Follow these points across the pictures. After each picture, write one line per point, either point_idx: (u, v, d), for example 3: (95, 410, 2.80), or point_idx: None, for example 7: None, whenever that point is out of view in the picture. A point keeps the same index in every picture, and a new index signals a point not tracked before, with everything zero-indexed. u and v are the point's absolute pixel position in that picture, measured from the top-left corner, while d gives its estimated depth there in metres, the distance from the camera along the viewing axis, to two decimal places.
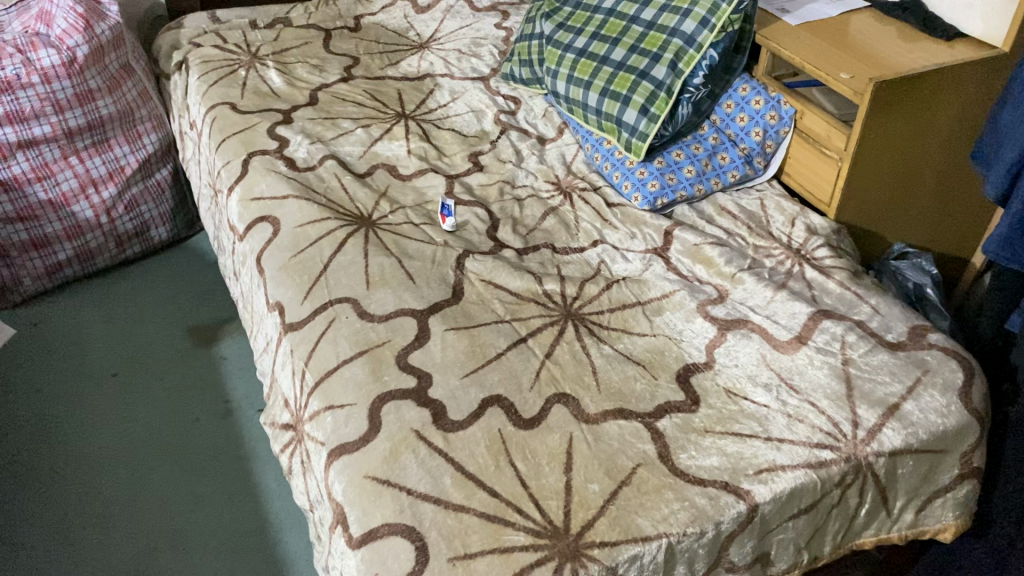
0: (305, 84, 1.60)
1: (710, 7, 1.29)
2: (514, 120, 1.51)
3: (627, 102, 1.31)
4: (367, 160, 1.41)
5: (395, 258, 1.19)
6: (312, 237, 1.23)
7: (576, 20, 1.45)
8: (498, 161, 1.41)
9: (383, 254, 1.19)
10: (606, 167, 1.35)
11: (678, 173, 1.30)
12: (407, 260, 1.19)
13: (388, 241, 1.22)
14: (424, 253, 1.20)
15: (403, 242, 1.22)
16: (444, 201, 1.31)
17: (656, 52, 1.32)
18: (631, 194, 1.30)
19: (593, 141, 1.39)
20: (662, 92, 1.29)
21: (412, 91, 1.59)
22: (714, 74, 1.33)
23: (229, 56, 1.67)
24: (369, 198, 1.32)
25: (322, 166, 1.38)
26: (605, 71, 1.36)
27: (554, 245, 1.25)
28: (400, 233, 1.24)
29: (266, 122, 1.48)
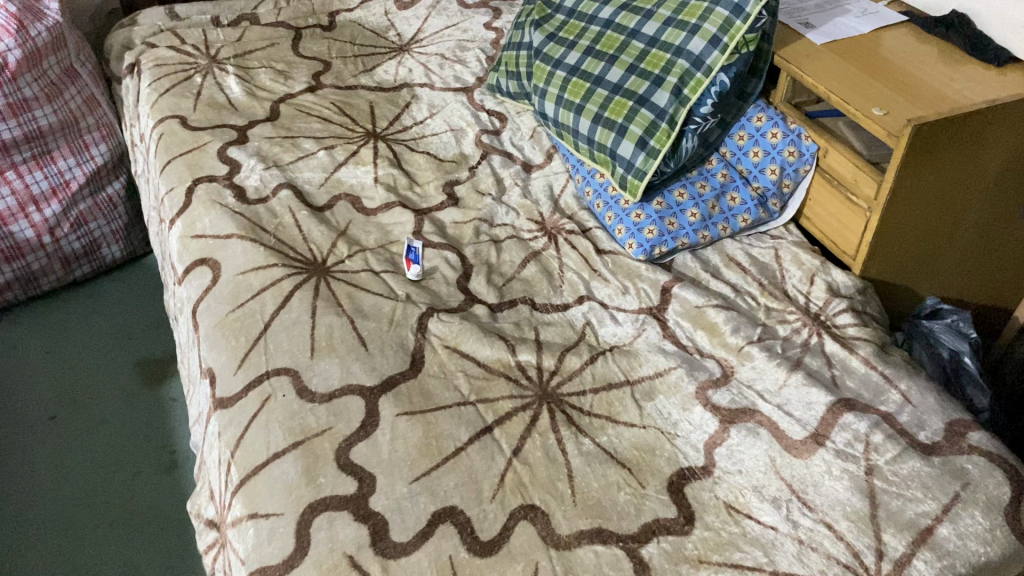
0: (267, 94, 1.43)
1: (721, 24, 1.11)
2: (497, 142, 1.34)
3: (623, 133, 1.13)
4: (328, 190, 1.24)
5: (347, 318, 1.02)
6: (255, 288, 1.07)
7: (569, 31, 1.27)
8: (476, 193, 1.24)
9: (334, 313, 1.03)
10: (598, 206, 1.19)
11: (680, 217, 1.13)
12: (360, 320, 1.02)
13: (342, 295, 1.06)
14: (381, 311, 1.04)
15: (359, 296, 1.06)
16: (411, 243, 1.14)
17: (658, 75, 1.14)
18: (625, 240, 1.13)
19: (586, 173, 1.22)
20: (664, 123, 1.11)
21: (386, 104, 1.41)
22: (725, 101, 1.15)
23: (184, 59, 1.50)
24: (325, 238, 1.15)
25: (275, 197, 1.21)
26: (599, 94, 1.18)
27: (533, 300, 1.08)
28: (357, 284, 1.08)
29: (217, 141, 1.31)
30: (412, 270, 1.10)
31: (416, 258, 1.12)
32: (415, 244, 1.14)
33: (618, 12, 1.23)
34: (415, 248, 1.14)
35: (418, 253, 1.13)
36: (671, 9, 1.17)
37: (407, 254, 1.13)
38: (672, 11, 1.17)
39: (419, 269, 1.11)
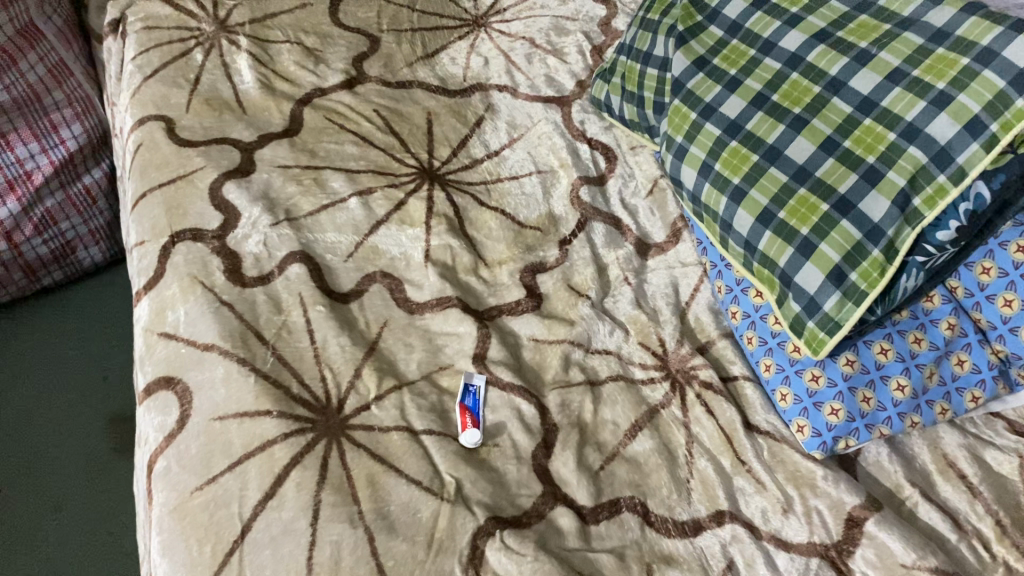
0: (289, 87, 1.04)
1: (990, 101, 0.69)
2: (602, 199, 0.95)
3: (808, 252, 0.74)
4: (358, 265, 0.87)
5: (367, 533, 0.68)
6: (235, 454, 0.72)
7: (729, 59, 0.86)
8: (569, 291, 0.86)
9: (346, 522, 0.68)
10: (750, 341, 0.81)
11: (880, 389, 0.74)
12: (385, 538, 0.67)
13: (363, 480, 0.71)
14: (419, 521, 0.69)
15: (387, 485, 0.71)
16: (469, 380, 0.78)
17: (873, 165, 0.73)
18: (792, 415, 0.75)
19: (732, 283, 0.83)
20: (878, 250, 0.72)
21: (449, 118, 1.01)
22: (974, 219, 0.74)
23: (183, 21, 1.11)
24: (347, 358, 0.79)
25: (282, 276, 0.85)
26: (772, 177, 0.78)
27: (646, 505, 0.72)
28: (386, 460, 0.72)
29: (212, 169, 0.93)
30: (472, 437, 0.75)
31: (478, 412, 0.77)
32: (475, 380, 0.79)
33: (811, 43, 0.81)
34: (476, 386, 0.78)
35: (480, 399, 0.78)
36: (902, 56, 0.75)
37: (463, 396, 0.77)
38: (905, 60, 0.75)
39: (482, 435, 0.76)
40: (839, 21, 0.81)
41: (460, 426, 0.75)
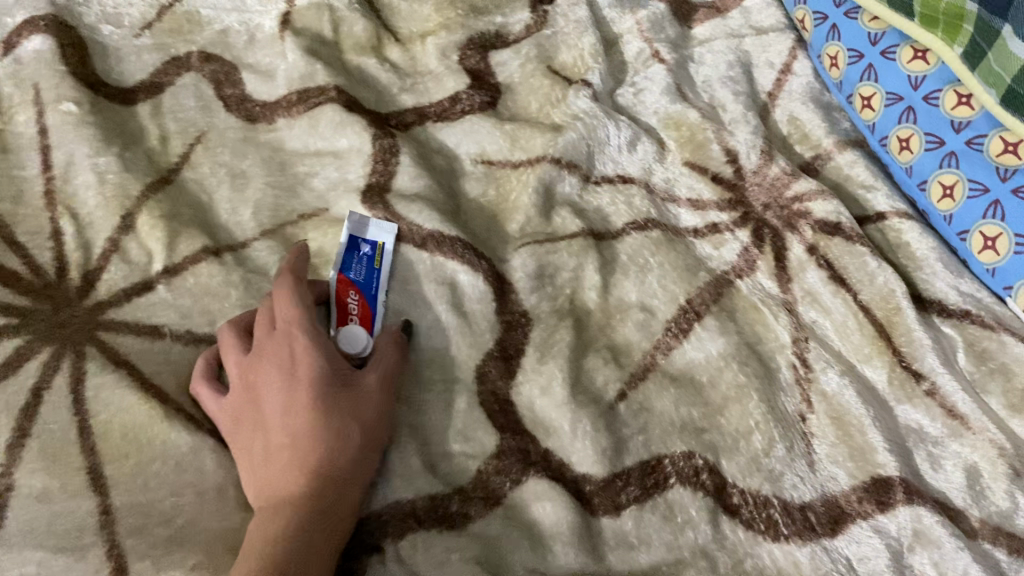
0: None
1: None
2: None
3: None
4: (160, 43, 0.47)
5: (112, 562, 0.31)
6: None
7: None
8: (549, 77, 0.47)
9: (72, 536, 0.31)
10: (905, 147, 0.42)
11: None
12: (150, 572, 0.31)
13: (121, 443, 0.34)
14: (221, 531, 0.33)
15: (172, 453, 0.34)
16: (359, 237, 0.39)
17: None
18: (1013, 278, 0.37)
19: (862, 44, 0.44)
20: None
21: None
22: None
23: None
24: (112, 198, 0.40)
25: (9, 57, 0.45)
26: None
27: (720, 474, 0.34)
28: (170, 396, 0.36)
29: None
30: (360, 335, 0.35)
31: (374, 294, 0.37)
32: (370, 234, 0.39)
33: None
34: (372, 246, 0.39)
35: (380, 271, 0.38)
36: None
37: (342, 261, 0.38)
38: None
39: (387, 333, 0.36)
40: None
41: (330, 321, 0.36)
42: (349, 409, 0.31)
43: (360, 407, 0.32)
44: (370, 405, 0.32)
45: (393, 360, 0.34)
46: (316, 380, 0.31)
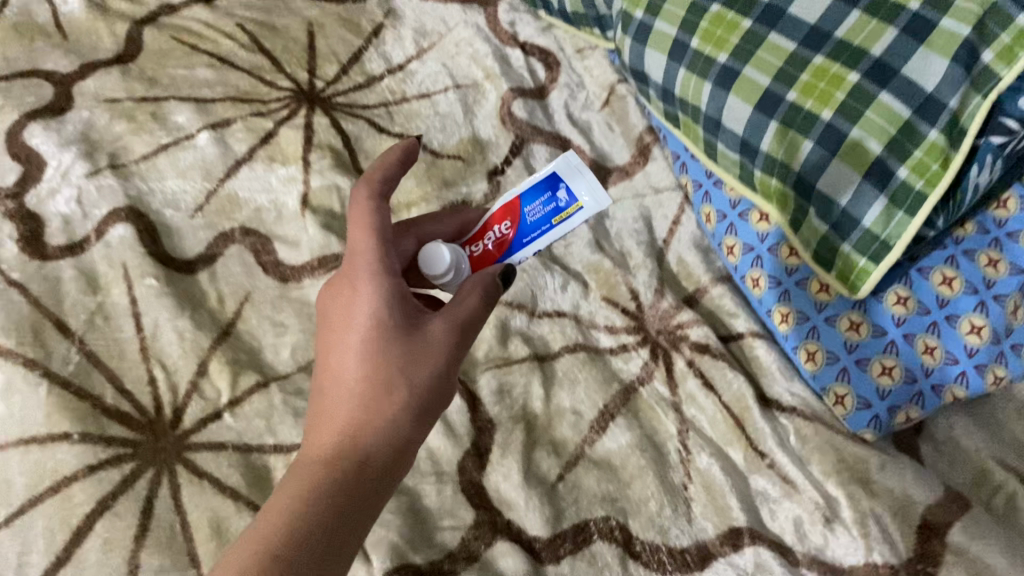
0: (125, 5, 0.79)
1: None
2: (542, 114, 0.72)
3: (834, 145, 0.51)
4: (211, 221, 0.63)
5: None
6: (16, 500, 0.49)
7: None
8: None
9: None
10: (756, 283, 0.57)
11: (947, 334, 0.52)
12: None
13: (207, 530, 0.49)
14: None
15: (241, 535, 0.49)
16: (559, 180, 0.49)
17: (918, 12, 0.50)
18: (824, 381, 0.53)
19: (725, 206, 0.60)
20: (936, 131, 0.49)
21: (337, 28, 0.76)
22: None
23: None
24: (189, 348, 0.56)
25: (101, 241, 0.61)
26: (773, 46, 0.54)
27: (627, 530, 0.50)
28: (244, 495, 0.50)
29: (11, 108, 0.69)
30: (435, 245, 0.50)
31: (519, 237, 0.50)
32: (572, 186, 0.48)
33: None
34: (564, 203, 0.49)
35: (551, 228, 0.49)
36: None
37: (534, 197, 0.49)
38: None
39: (452, 267, 0.49)
40: None
41: (483, 228, 0.51)
42: (408, 355, 0.44)
43: (417, 355, 0.44)
44: (433, 350, 0.44)
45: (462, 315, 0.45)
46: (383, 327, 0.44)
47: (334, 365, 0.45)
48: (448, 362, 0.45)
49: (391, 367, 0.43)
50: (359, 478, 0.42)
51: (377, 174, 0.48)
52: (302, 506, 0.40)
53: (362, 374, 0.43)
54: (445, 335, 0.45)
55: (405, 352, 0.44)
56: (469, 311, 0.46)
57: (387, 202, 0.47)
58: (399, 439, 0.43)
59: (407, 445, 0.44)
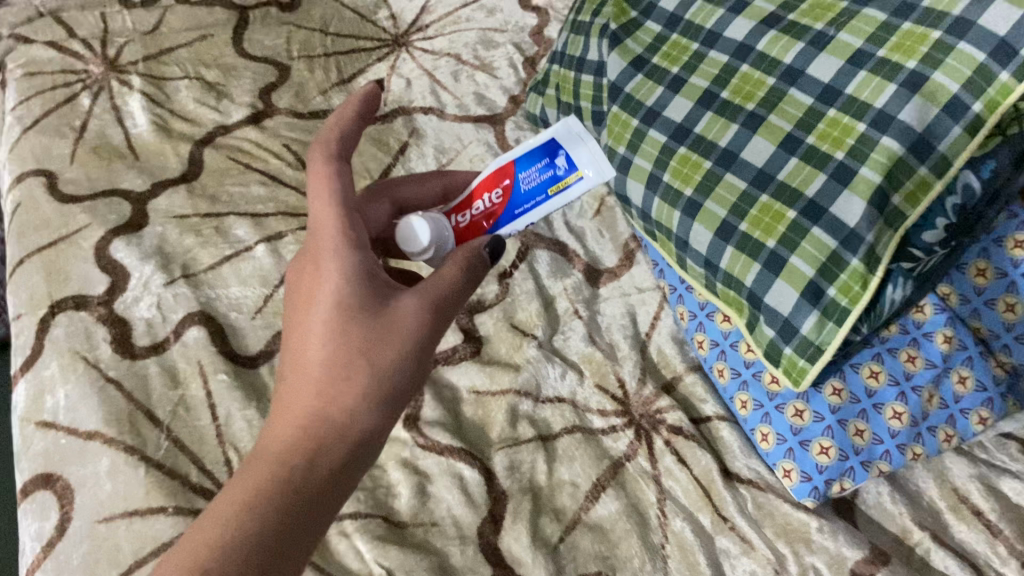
0: (187, 127, 0.93)
1: (970, 77, 0.60)
2: (543, 222, 0.84)
3: (777, 268, 0.64)
4: (269, 322, 0.76)
5: None
6: (124, 562, 0.61)
7: (669, 54, 0.75)
8: (512, 331, 0.75)
9: None
10: (722, 373, 0.70)
11: (874, 420, 0.65)
12: None
13: None
14: None
15: None
16: (561, 149, 0.59)
17: (843, 161, 0.63)
18: (776, 459, 0.66)
19: (695, 308, 0.73)
20: (857, 259, 0.61)
21: (370, 148, 0.91)
22: (968, 221, 0.64)
23: (68, 64, 0.99)
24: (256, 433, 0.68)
25: (179, 342, 0.73)
26: (729, 185, 0.67)
27: None
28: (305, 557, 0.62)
29: (98, 226, 0.82)
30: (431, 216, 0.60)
31: (517, 196, 0.60)
32: (571, 158, 0.59)
33: (760, 29, 0.70)
34: (564, 172, 0.59)
35: (545, 197, 0.60)
36: (865, 35, 0.65)
37: (533, 163, 0.59)
38: (868, 39, 0.65)
39: (433, 243, 0.58)
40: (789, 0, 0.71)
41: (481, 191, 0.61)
42: (373, 337, 0.51)
43: (384, 329, 0.52)
44: (398, 324, 0.52)
45: (422, 298, 0.53)
46: (348, 315, 0.51)
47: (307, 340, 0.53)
48: (414, 334, 0.52)
49: (357, 341, 0.51)
50: (334, 439, 0.51)
51: (331, 141, 0.57)
52: (287, 468, 0.50)
53: (328, 351, 0.52)
54: (409, 308, 0.52)
55: (373, 327, 0.52)
56: (439, 288, 0.53)
57: (342, 179, 0.55)
58: (370, 410, 0.52)
59: (378, 413, 0.52)
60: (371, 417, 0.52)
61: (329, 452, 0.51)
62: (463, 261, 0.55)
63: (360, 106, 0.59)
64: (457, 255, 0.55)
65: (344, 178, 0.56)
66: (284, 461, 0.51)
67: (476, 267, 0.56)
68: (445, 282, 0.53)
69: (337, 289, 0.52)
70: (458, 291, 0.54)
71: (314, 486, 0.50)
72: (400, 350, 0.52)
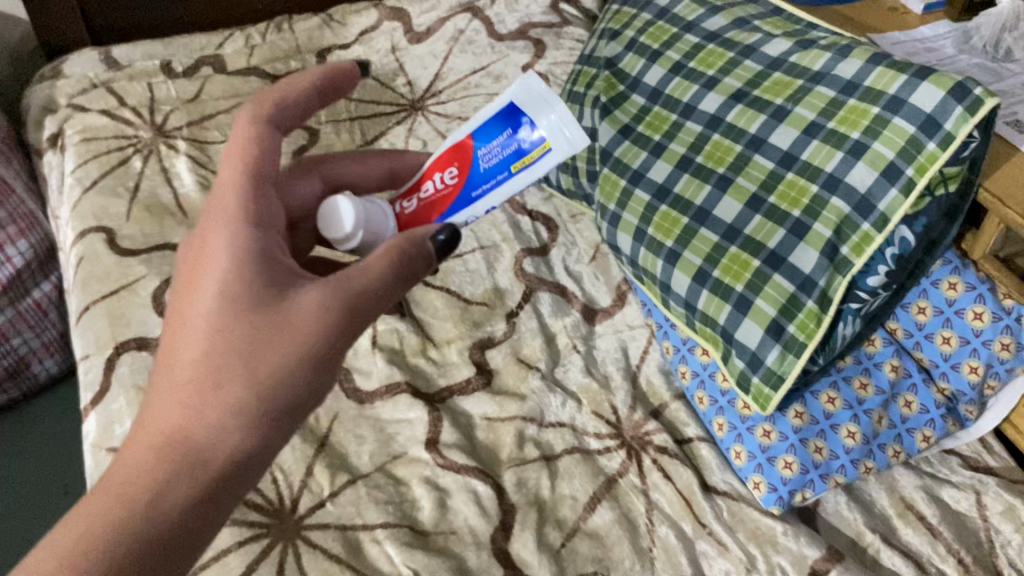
0: None
1: (903, 146, 0.71)
2: (545, 268, 0.96)
3: (745, 308, 0.74)
4: None
5: None
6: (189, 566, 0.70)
7: (652, 125, 0.88)
8: (518, 364, 0.86)
9: None
10: (702, 399, 0.81)
11: (831, 438, 0.75)
12: None
13: None
14: None
15: None
16: (522, 112, 0.53)
17: (799, 218, 0.74)
18: (747, 472, 0.76)
19: (678, 342, 0.84)
20: (811, 301, 0.72)
21: None
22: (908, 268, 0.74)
23: (121, 130, 1.11)
24: (297, 455, 0.78)
25: None
26: (704, 238, 0.78)
27: None
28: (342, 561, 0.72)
29: (154, 277, 0.93)
30: (375, 203, 0.58)
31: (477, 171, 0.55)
32: (534, 120, 0.53)
33: (729, 103, 0.83)
34: (529, 147, 0.53)
35: (508, 174, 0.55)
36: (816, 109, 0.77)
37: (491, 136, 0.55)
38: (820, 113, 0.76)
39: (358, 230, 0.56)
40: (753, 79, 0.83)
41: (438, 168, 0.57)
42: (258, 333, 0.49)
43: (277, 334, 0.49)
44: (295, 321, 0.49)
45: (324, 298, 0.50)
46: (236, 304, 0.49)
47: (184, 330, 0.50)
48: (311, 330, 0.49)
49: (239, 342, 0.49)
50: (201, 459, 0.49)
51: (268, 103, 0.55)
52: (141, 478, 0.48)
53: (208, 346, 0.49)
54: (309, 304, 0.49)
55: (262, 329, 0.49)
56: (353, 287, 0.50)
57: (266, 143, 0.54)
58: (248, 423, 0.49)
59: (254, 424, 0.50)
60: (240, 436, 0.49)
61: (184, 478, 0.48)
62: (393, 257, 0.51)
63: (322, 82, 0.58)
64: (385, 251, 0.51)
65: (267, 145, 0.54)
66: (136, 474, 0.48)
67: (418, 258, 0.52)
68: (368, 279, 0.50)
69: (232, 272, 0.50)
70: (376, 295, 0.51)
71: (156, 520, 0.47)
72: (286, 357, 0.49)
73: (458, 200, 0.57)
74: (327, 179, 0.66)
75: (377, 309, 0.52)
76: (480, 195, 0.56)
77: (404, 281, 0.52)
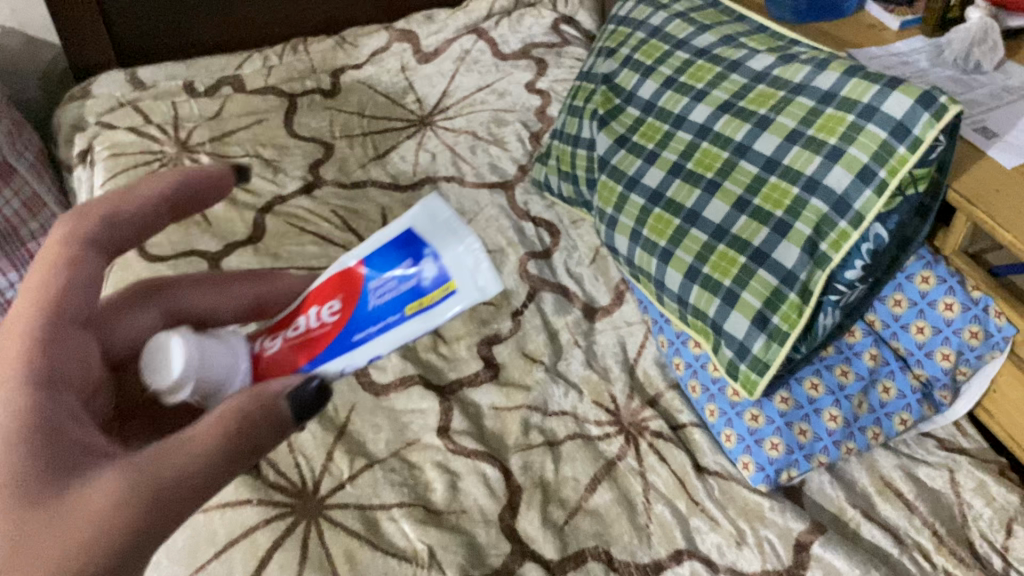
0: (249, 198, 1.11)
1: (876, 150, 0.77)
2: (548, 270, 1.02)
3: (732, 301, 0.80)
4: None
5: None
6: (220, 541, 0.75)
7: (646, 135, 0.94)
8: (523, 358, 0.92)
9: None
10: (695, 388, 0.87)
11: (815, 422, 0.81)
12: None
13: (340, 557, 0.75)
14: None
15: None
16: (426, 249, 0.50)
17: (782, 218, 0.80)
18: (738, 454, 0.82)
19: (672, 336, 0.90)
20: (794, 293, 0.78)
21: (403, 212, 1.09)
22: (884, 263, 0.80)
23: (147, 145, 1.18)
24: (318, 442, 0.84)
25: None
26: (694, 238, 0.85)
27: (609, 553, 0.76)
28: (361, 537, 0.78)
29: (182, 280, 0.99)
30: (219, 354, 0.51)
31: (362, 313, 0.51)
32: (437, 259, 0.50)
33: (717, 114, 0.89)
34: (428, 286, 0.50)
35: (399, 315, 0.50)
36: (797, 118, 0.83)
37: (388, 272, 0.51)
38: (800, 121, 0.83)
39: (190, 377, 0.48)
40: (739, 91, 0.90)
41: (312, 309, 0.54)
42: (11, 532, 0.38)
43: (39, 540, 0.37)
44: (75, 513, 0.38)
45: (126, 485, 0.39)
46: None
47: None
48: (88, 529, 0.38)
49: None
50: None
51: (91, 214, 0.49)
52: None
53: None
54: (100, 493, 0.39)
55: (24, 528, 0.38)
56: (161, 469, 0.40)
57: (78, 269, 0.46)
58: None
59: None
60: None
61: None
62: (228, 427, 0.42)
63: (180, 189, 0.52)
64: (221, 417, 0.42)
65: (78, 293, 0.46)
66: None
67: (264, 427, 0.43)
68: (191, 456, 0.40)
69: (3, 444, 0.40)
70: (196, 483, 0.40)
71: None
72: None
73: (337, 340, 0.52)
74: (167, 310, 0.58)
75: (190, 504, 0.41)
76: (363, 336, 0.51)
77: (242, 457, 0.42)
